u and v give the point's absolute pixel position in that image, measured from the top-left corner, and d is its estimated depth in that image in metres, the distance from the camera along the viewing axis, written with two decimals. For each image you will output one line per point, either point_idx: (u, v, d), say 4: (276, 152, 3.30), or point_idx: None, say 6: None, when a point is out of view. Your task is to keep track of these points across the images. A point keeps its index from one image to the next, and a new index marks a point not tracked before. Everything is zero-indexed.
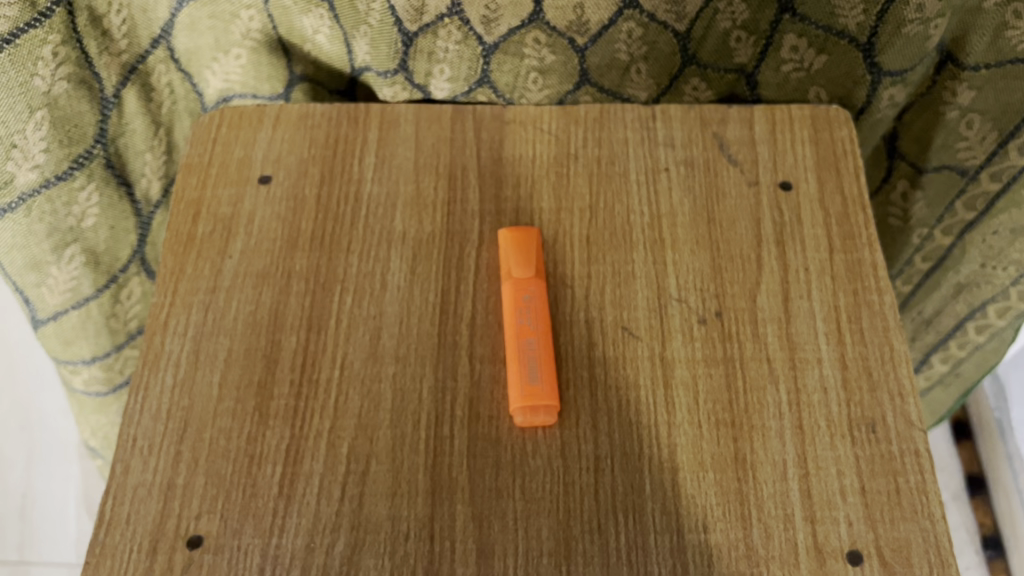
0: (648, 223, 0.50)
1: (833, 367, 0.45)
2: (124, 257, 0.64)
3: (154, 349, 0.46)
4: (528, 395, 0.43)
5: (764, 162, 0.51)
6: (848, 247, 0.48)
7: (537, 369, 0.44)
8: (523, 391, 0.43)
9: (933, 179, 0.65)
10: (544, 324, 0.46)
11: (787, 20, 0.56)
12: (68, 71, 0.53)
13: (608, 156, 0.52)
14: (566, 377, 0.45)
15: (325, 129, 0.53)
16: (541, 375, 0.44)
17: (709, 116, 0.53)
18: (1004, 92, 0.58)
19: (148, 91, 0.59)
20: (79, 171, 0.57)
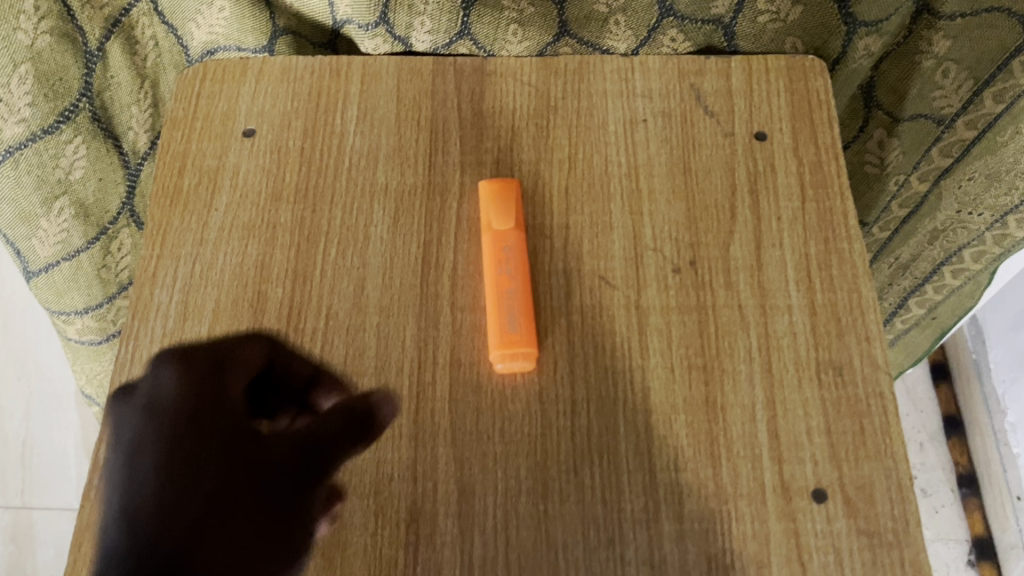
0: (626, 174, 0.51)
1: (802, 313, 0.46)
2: (114, 209, 0.66)
3: (143, 300, 0.47)
4: (506, 342, 0.45)
5: (740, 112, 0.52)
6: (820, 196, 0.50)
7: (515, 317, 0.46)
8: (501, 339, 0.45)
9: (909, 129, 0.66)
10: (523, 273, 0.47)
11: None
12: (50, 24, 0.55)
13: (587, 108, 0.53)
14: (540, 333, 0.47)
15: (308, 82, 0.54)
16: (520, 324, 0.46)
17: (687, 67, 0.54)
18: (978, 42, 0.59)
19: (133, 44, 0.60)
20: (66, 125, 0.59)
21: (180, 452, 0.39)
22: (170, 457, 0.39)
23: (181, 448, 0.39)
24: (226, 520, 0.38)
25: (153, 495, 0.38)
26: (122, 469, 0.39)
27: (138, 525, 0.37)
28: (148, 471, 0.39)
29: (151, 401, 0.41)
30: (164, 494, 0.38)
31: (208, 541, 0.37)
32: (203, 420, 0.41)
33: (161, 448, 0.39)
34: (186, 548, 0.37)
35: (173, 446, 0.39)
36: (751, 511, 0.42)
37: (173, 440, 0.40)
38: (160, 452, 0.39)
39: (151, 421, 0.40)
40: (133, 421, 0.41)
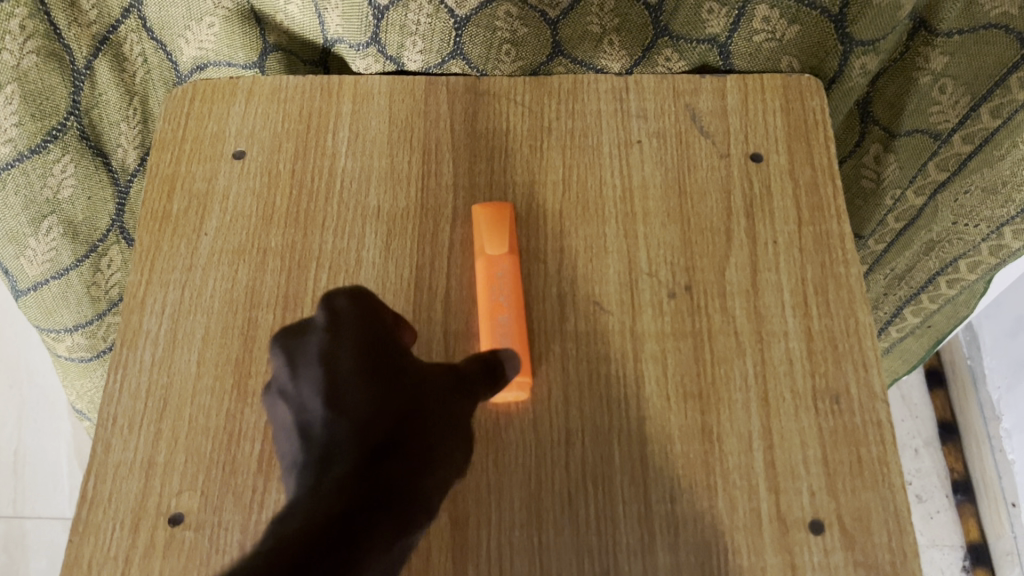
0: (620, 197, 0.50)
1: (799, 340, 0.46)
2: (103, 225, 0.65)
3: (132, 328, 0.46)
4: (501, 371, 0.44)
5: (736, 133, 0.52)
6: (817, 219, 0.49)
7: (510, 345, 0.45)
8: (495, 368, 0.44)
9: (907, 143, 0.65)
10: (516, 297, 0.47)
11: None
12: (37, 44, 0.55)
13: (581, 129, 0.52)
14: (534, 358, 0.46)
15: (299, 102, 0.53)
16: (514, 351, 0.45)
17: (682, 87, 0.53)
18: (976, 58, 0.59)
19: (121, 61, 0.59)
20: (53, 144, 0.59)
21: (381, 384, 0.39)
22: (380, 391, 0.39)
23: (357, 386, 0.38)
24: (440, 451, 0.39)
25: (360, 427, 0.37)
26: (322, 406, 0.37)
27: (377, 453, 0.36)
28: (361, 401, 0.38)
29: (344, 332, 0.40)
30: (372, 423, 0.37)
31: (421, 463, 0.38)
32: (386, 355, 0.40)
33: (375, 381, 0.39)
34: (412, 466, 0.37)
35: (362, 384, 0.38)
36: (748, 543, 0.41)
37: (372, 370, 0.39)
38: (369, 390, 0.38)
39: (339, 360, 0.39)
40: (314, 367, 0.39)
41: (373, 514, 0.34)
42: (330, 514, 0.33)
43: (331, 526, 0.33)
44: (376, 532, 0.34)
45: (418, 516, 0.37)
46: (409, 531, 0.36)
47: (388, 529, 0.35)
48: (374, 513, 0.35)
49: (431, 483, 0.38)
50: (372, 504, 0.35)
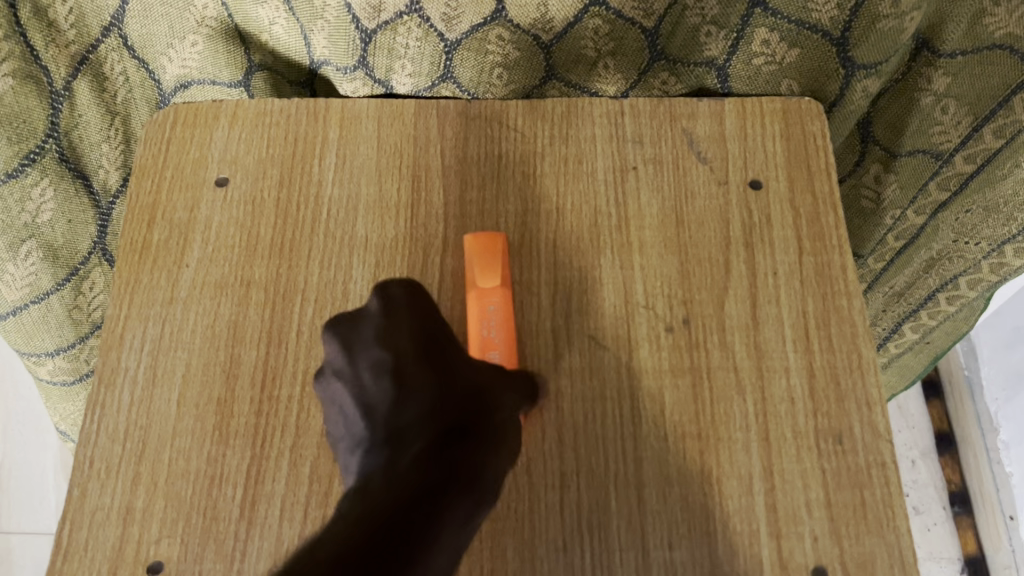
0: (616, 226, 0.49)
1: (800, 376, 0.44)
2: (84, 248, 0.63)
3: (110, 366, 0.45)
4: None
5: (734, 159, 0.50)
6: (818, 249, 0.48)
7: None
8: None
9: (907, 164, 0.63)
10: (508, 328, 0.45)
11: (758, 14, 0.49)
12: (13, 65, 0.54)
13: (575, 154, 0.51)
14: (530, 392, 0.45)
15: (284, 127, 0.52)
16: None
17: (678, 111, 0.52)
18: (980, 78, 0.57)
19: (101, 81, 0.58)
20: (31, 167, 0.57)
21: (443, 374, 0.39)
22: (442, 380, 0.39)
23: (419, 374, 0.38)
24: (500, 440, 0.39)
25: (428, 415, 0.37)
26: (386, 392, 0.37)
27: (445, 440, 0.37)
28: (425, 391, 0.38)
29: (401, 319, 0.40)
30: (437, 412, 0.38)
31: (486, 451, 0.38)
32: (441, 347, 0.40)
33: (437, 369, 0.39)
34: (476, 454, 0.38)
35: (425, 373, 0.38)
36: None
37: (432, 359, 0.39)
38: (432, 379, 0.38)
39: (400, 346, 0.39)
40: (376, 352, 0.39)
41: (448, 496, 0.35)
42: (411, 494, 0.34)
43: (415, 507, 0.33)
44: (454, 513, 0.35)
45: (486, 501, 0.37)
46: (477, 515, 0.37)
47: (464, 510, 0.35)
48: (452, 495, 0.35)
49: (496, 469, 0.38)
50: (448, 488, 0.35)
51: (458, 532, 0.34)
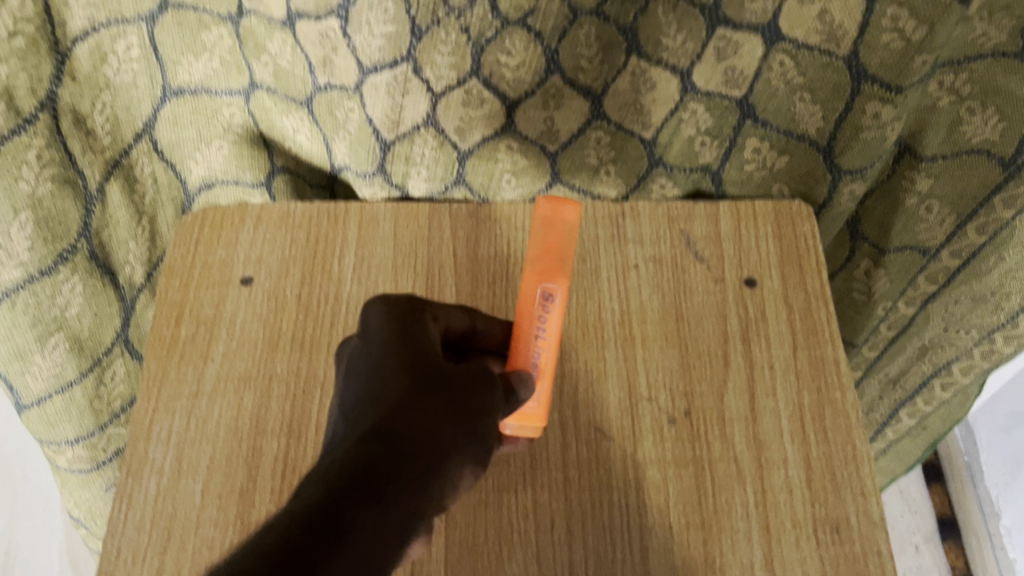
0: (619, 322, 0.52)
1: (798, 468, 0.46)
2: (108, 340, 0.65)
3: (138, 458, 0.47)
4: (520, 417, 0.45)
5: (730, 259, 0.53)
6: (811, 343, 0.50)
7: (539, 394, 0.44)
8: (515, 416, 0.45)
9: (895, 259, 0.66)
10: (522, 318, 0.43)
11: (749, 125, 0.52)
12: (53, 171, 0.54)
13: (580, 253, 0.54)
14: (514, 399, 0.42)
15: (306, 229, 0.55)
16: (539, 403, 0.44)
17: (676, 212, 0.55)
18: (960, 180, 0.60)
19: (132, 183, 0.61)
20: (63, 265, 0.58)
21: (384, 379, 0.39)
22: (381, 384, 0.39)
23: (362, 386, 0.40)
24: (442, 440, 0.38)
25: (360, 423, 0.38)
26: (340, 406, 0.40)
27: (364, 447, 0.36)
28: (365, 401, 0.39)
29: (370, 329, 0.42)
30: (372, 415, 0.38)
31: (416, 452, 0.37)
32: (398, 353, 0.41)
33: (381, 372, 0.40)
34: (403, 463, 0.36)
35: (366, 382, 0.40)
36: None
37: (381, 361, 0.40)
38: (370, 389, 0.39)
39: (358, 357, 0.41)
40: (347, 373, 0.41)
41: (354, 511, 0.34)
42: (310, 515, 0.33)
43: (316, 520, 0.33)
44: (360, 516, 0.34)
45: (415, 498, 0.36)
46: (401, 528, 0.35)
47: (375, 511, 0.35)
48: (355, 509, 0.34)
49: None
50: (358, 490, 0.35)
51: (362, 546, 0.33)
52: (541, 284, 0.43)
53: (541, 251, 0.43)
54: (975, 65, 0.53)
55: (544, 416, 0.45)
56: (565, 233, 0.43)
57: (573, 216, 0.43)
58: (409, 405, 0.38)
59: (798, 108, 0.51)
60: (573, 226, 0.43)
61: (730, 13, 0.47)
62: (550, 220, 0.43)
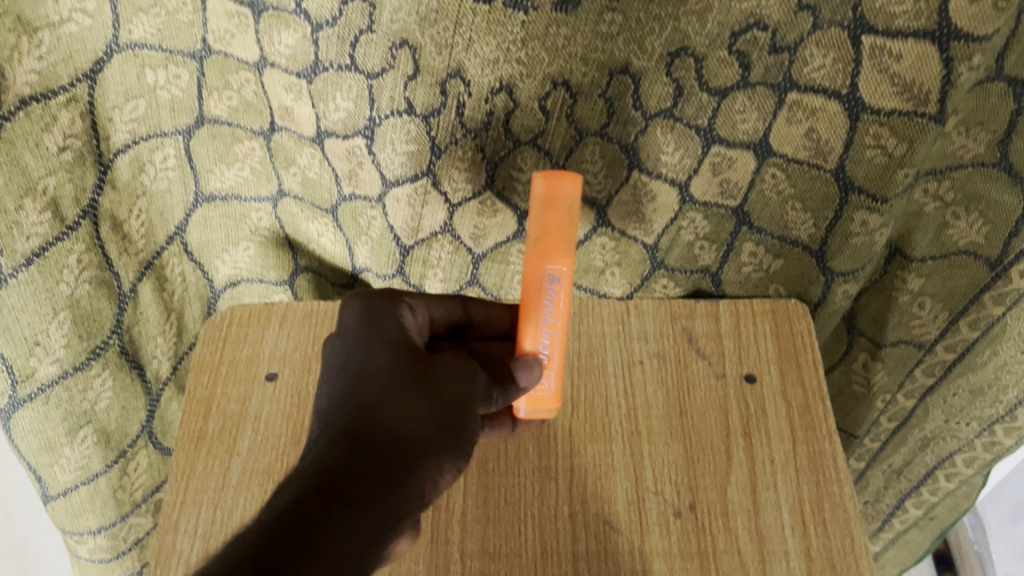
0: (625, 416, 0.54)
1: (800, 561, 0.48)
2: (133, 432, 0.68)
3: (165, 550, 0.49)
4: (532, 400, 0.50)
5: (730, 355, 0.56)
6: (809, 438, 0.52)
7: (553, 379, 0.50)
8: (527, 399, 0.50)
9: (891, 353, 0.69)
10: (531, 300, 0.47)
11: (745, 231, 0.56)
12: (91, 273, 0.58)
13: (587, 350, 0.57)
14: (524, 385, 0.48)
15: (327, 327, 0.58)
16: (554, 384, 0.50)
17: (678, 311, 0.58)
18: (950, 278, 0.62)
19: (162, 282, 0.65)
20: (95, 360, 0.61)
21: (360, 381, 0.45)
22: (355, 387, 0.45)
23: (342, 387, 0.45)
24: (415, 435, 0.44)
25: (337, 427, 0.43)
26: (324, 403, 0.45)
27: (335, 453, 0.42)
28: (342, 402, 0.45)
29: (348, 332, 0.48)
30: (347, 416, 0.44)
31: (388, 445, 0.43)
32: (372, 357, 0.46)
33: (355, 374, 0.46)
34: (372, 463, 0.42)
35: (344, 383, 0.45)
36: None
37: (357, 363, 0.46)
38: (347, 390, 0.45)
39: (335, 358, 0.47)
40: (330, 372, 0.47)
41: (322, 515, 0.40)
42: (281, 523, 0.39)
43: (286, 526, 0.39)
44: (330, 521, 0.40)
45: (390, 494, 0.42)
46: (372, 523, 0.41)
47: (345, 514, 0.40)
48: (325, 512, 0.40)
49: None
50: (330, 497, 0.40)
51: (332, 544, 0.39)
52: (544, 267, 0.46)
53: (542, 231, 0.46)
54: (955, 175, 0.56)
55: (557, 394, 0.50)
56: (563, 211, 0.46)
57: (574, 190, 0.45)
58: (378, 405, 0.44)
59: (790, 216, 0.54)
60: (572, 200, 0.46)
61: (724, 132, 0.50)
62: (548, 198, 0.45)
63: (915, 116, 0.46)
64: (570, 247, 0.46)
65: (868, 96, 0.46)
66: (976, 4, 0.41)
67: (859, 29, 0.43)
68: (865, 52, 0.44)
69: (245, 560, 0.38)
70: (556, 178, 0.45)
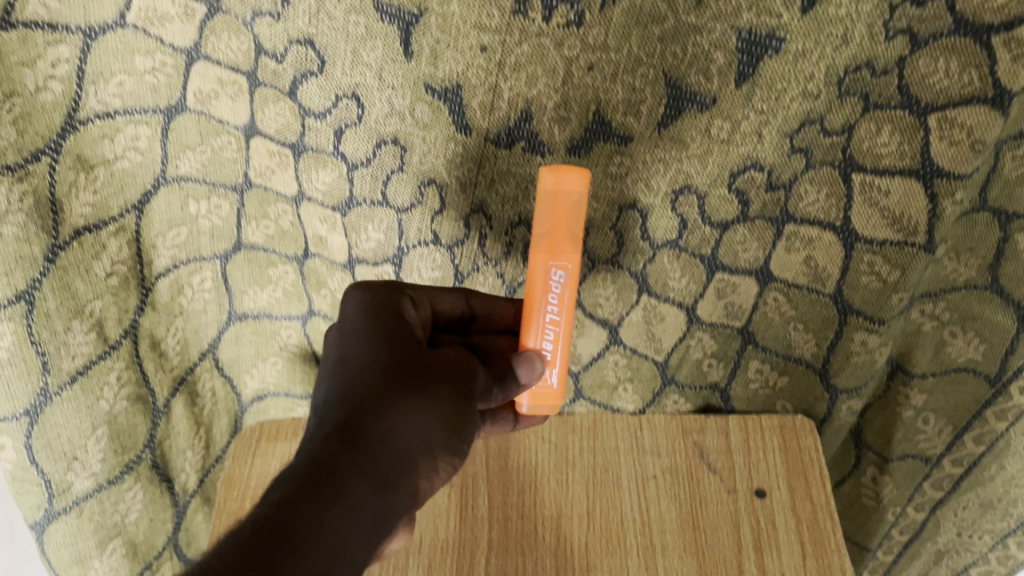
0: (640, 529, 0.56)
1: None
2: (159, 544, 0.70)
3: None
4: (535, 396, 0.50)
5: (740, 470, 0.58)
6: (820, 553, 0.54)
7: (555, 374, 0.49)
8: (530, 394, 0.50)
9: (899, 466, 0.70)
10: (535, 295, 0.47)
11: (751, 348, 0.59)
12: (129, 390, 0.61)
13: (602, 464, 0.59)
14: (525, 381, 0.47)
15: None
16: (558, 378, 0.49)
17: (689, 426, 0.61)
18: (952, 393, 0.64)
19: (193, 396, 0.68)
20: (128, 473, 0.64)
21: (356, 375, 0.44)
22: (350, 382, 0.44)
23: (338, 384, 0.44)
24: (411, 428, 0.42)
25: (331, 420, 0.42)
26: (321, 401, 0.45)
27: (330, 445, 0.40)
28: (337, 398, 0.43)
29: (345, 331, 0.48)
30: (341, 408, 0.42)
31: (382, 440, 0.41)
32: (368, 352, 0.45)
33: (352, 370, 0.44)
34: (367, 454, 0.40)
35: (340, 379, 0.44)
36: None
37: (353, 360, 0.45)
38: (343, 386, 0.44)
39: (335, 356, 0.47)
40: (328, 371, 0.46)
41: (317, 506, 0.38)
42: (273, 515, 0.37)
43: (278, 519, 0.37)
44: (324, 513, 0.38)
45: (383, 488, 0.40)
46: (364, 515, 0.39)
47: (340, 508, 0.38)
48: (321, 505, 0.38)
49: None
50: (325, 488, 0.38)
51: (327, 540, 0.37)
52: (549, 262, 0.46)
53: (548, 224, 0.45)
54: (950, 296, 0.59)
55: (560, 390, 0.50)
56: (571, 205, 0.44)
57: (581, 182, 0.44)
58: (374, 395, 0.43)
59: (793, 336, 0.57)
60: (580, 193, 0.44)
61: (726, 260, 0.53)
62: (556, 191, 0.44)
63: (908, 245, 0.49)
64: (576, 243, 0.45)
65: (861, 227, 0.49)
66: (956, 147, 0.44)
67: (850, 168, 0.47)
68: (856, 187, 0.48)
69: (238, 555, 0.35)
70: (564, 171, 0.44)
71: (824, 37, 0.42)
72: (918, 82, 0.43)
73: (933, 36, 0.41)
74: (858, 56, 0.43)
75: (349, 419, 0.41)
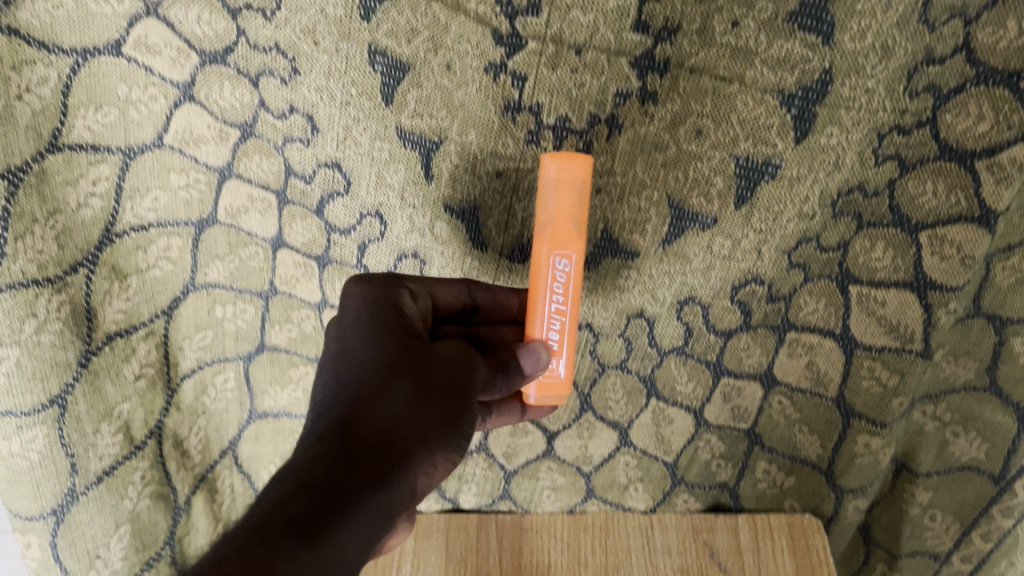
0: None
1: None
2: None
3: None
4: (542, 388, 0.48)
5: (750, 569, 0.59)
6: None
7: (562, 363, 0.47)
8: (537, 385, 0.48)
9: (908, 564, 0.70)
10: (539, 286, 0.45)
11: (758, 449, 0.60)
12: (153, 488, 0.63)
13: (613, 564, 0.61)
14: (530, 371, 0.46)
15: None
16: (565, 369, 0.47)
17: (700, 525, 0.62)
18: (957, 491, 0.64)
19: (213, 494, 0.70)
20: (148, 571, 0.65)
21: (353, 373, 0.43)
22: (349, 381, 0.43)
23: (336, 381, 0.43)
24: (414, 427, 0.41)
25: (329, 419, 0.41)
26: (319, 400, 0.43)
27: (329, 446, 0.39)
28: (335, 396, 0.42)
29: (346, 325, 0.46)
30: (340, 408, 0.41)
31: (382, 437, 0.40)
32: (367, 347, 0.44)
33: (351, 368, 0.43)
34: (369, 457, 0.39)
35: (337, 377, 0.43)
36: None
37: (352, 356, 0.44)
38: (340, 385, 0.43)
39: (334, 352, 0.45)
40: (327, 365, 0.45)
41: (317, 509, 0.37)
42: (271, 519, 0.36)
43: (275, 522, 0.36)
44: (325, 516, 0.37)
45: (387, 488, 0.39)
46: (366, 519, 0.38)
47: (344, 513, 0.37)
48: (321, 509, 0.37)
49: None
50: (325, 490, 0.37)
51: (327, 542, 0.36)
52: (554, 251, 0.44)
53: (551, 215, 0.43)
54: (950, 397, 0.61)
55: (568, 380, 0.48)
56: (572, 193, 0.43)
57: (580, 171, 0.42)
58: (374, 394, 0.41)
59: (799, 437, 0.58)
60: (582, 180, 0.43)
61: (731, 365, 0.56)
62: (558, 180, 0.43)
63: (904, 351, 0.51)
64: (579, 232, 0.44)
65: (860, 334, 0.51)
66: (947, 261, 0.47)
67: (847, 280, 0.50)
68: (853, 298, 0.50)
69: (235, 556, 0.35)
70: (566, 158, 0.42)
71: (817, 164, 0.46)
72: (908, 203, 0.46)
73: (920, 162, 0.45)
74: (849, 180, 0.46)
75: (347, 421, 0.40)
